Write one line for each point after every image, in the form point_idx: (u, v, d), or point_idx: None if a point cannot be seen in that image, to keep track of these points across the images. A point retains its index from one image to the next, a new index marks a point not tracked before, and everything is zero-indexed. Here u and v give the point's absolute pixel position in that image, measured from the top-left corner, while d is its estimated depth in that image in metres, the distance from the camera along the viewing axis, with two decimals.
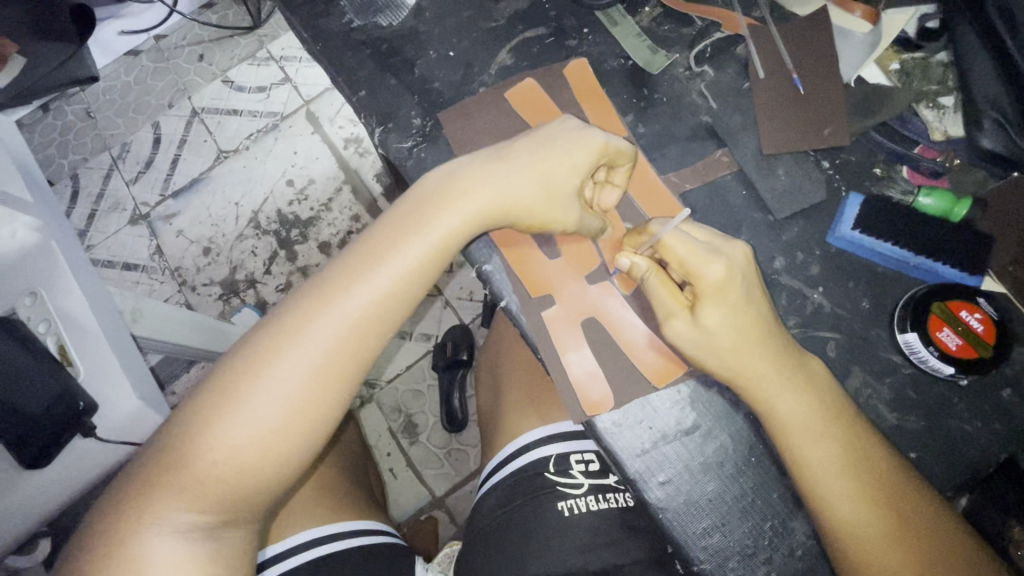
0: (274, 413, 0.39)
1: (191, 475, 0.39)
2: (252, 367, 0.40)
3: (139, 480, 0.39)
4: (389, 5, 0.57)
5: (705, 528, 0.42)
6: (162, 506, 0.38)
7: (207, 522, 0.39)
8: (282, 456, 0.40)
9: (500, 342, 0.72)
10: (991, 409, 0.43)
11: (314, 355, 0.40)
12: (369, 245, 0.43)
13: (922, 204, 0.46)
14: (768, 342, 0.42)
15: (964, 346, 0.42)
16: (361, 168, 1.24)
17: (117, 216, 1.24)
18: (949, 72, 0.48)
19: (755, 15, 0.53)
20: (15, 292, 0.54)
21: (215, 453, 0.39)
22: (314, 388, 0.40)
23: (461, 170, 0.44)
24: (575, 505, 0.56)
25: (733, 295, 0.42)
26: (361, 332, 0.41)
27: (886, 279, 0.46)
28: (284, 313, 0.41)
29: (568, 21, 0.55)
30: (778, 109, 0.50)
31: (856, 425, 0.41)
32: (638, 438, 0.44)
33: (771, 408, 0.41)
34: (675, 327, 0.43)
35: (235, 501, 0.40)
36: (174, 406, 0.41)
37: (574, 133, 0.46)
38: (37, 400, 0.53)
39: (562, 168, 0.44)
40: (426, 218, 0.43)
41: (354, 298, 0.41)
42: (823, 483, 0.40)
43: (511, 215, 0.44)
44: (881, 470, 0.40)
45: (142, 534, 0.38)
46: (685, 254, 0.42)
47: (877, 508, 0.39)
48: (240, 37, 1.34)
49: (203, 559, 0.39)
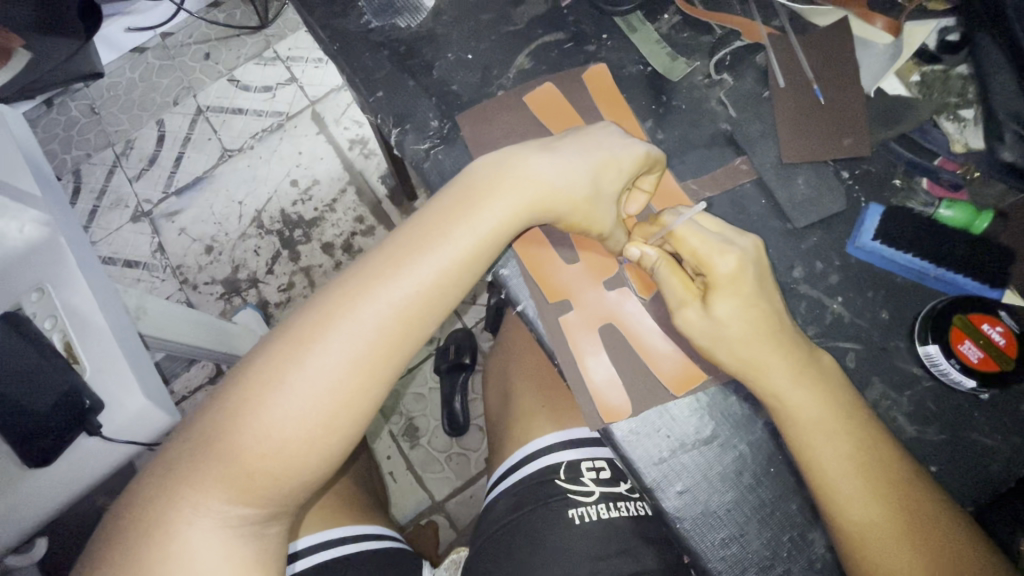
0: (318, 407, 0.38)
1: (233, 468, 0.37)
2: (295, 358, 0.38)
3: (180, 471, 0.38)
4: (407, 7, 0.57)
5: (723, 538, 0.42)
6: (206, 497, 0.38)
7: (248, 516, 0.39)
8: (321, 453, 0.39)
9: (510, 347, 0.72)
10: (1011, 423, 0.43)
11: (360, 347, 0.39)
12: (410, 238, 0.42)
13: (942, 216, 0.47)
14: (784, 342, 0.41)
15: (985, 359, 0.42)
16: (367, 169, 1.24)
17: (119, 212, 1.24)
18: (970, 84, 0.48)
19: (774, 24, 0.53)
20: (18, 289, 0.58)
21: (258, 445, 0.37)
22: (358, 381, 0.39)
23: (509, 164, 0.44)
24: (586, 513, 0.55)
25: (745, 287, 0.42)
26: (405, 325, 0.40)
27: (905, 290, 0.46)
28: (327, 301, 0.40)
29: (587, 27, 0.55)
30: (798, 118, 0.50)
31: (876, 435, 0.40)
32: (656, 447, 0.44)
33: (787, 413, 0.41)
34: (685, 315, 0.43)
35: (277, 495, 0.39)
36: (210, 396, 0.40)
37: (616, 138, 0.46)
38: (40, 402, 0.55)
39: (608, 170, 0.44)
40: (468, 214, 0.42)
41: (401, 290, 0.40)
42: (842, 496, 0.39)
43: (555, 213, 0.44)
44: (904, 484, 0.39)
45: (186, 526, 0.37)
46: (697, 245, 0.43)
47: (903, 525, 0.38)
48: (247, 36, 1.33)
49: (243, 554, 0.38)
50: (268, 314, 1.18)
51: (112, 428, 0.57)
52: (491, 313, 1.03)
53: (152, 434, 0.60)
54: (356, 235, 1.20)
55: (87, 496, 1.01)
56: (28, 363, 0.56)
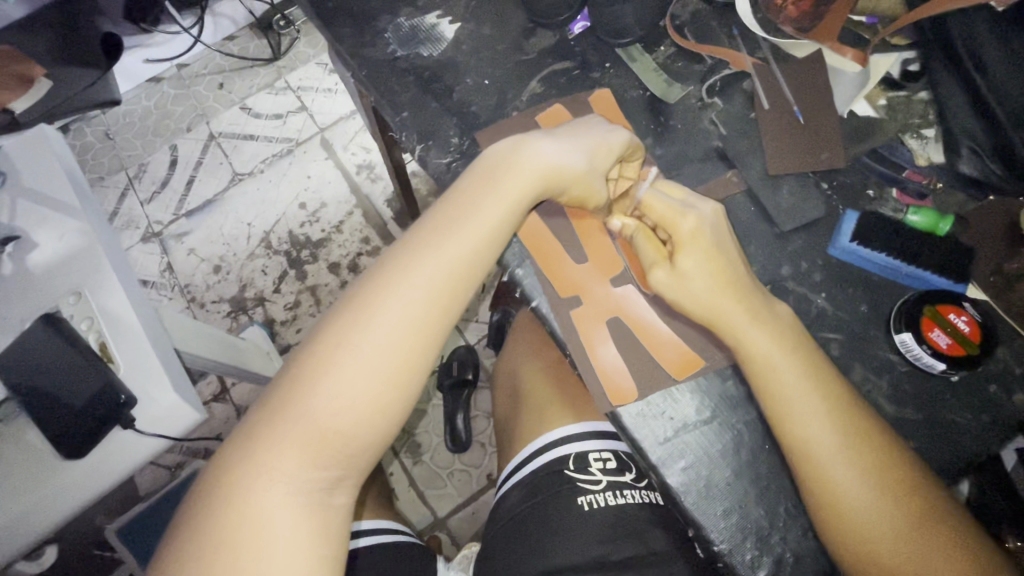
0: (382, 363, 0.43)
1: (310, 430, 0.42)
2: (357, 323, 0.43)
3: (256, 439, 0.42)
4: (430, 38, 0.64)
5: (724, 510, 0.46)
6: (282, 460, 0.41)
7: (320, 479, 0.42)
8: (389, 410, 0.43)
9: (519, 350, 0.76)
10: (980, 402, 0.47)
11: (412, 311, 0.44)
12: (445, 215, 0.48)
13: (911, 221, 0.52)
14: (741, 293, 0.47)
15: (953, 345, 0.47)
16: (373, 193, 1.30)
17: (130, 232, 1.28)
18: (930, 108, 0.55)
19: (758, 56, 0.60)
20: (60, 293, 0.62)
21: (331, 405, 0.42)
22: (415, 340, 0.44)
23: (517, 148, 0.50)
24: (595, 500, 0.59)
25: (704, 243, 0.48)
26: (451, 290, 0.46)
27: (881, 286, 0.51)
28: (376, 274, 0.45)
29: (592, 57, 0.62)
30: (782, 136, 0.56)
31: (843, 390, 0.45)
32: (661, 427, 0.48)
33: (757, 371, 0.46)
34: (656, 275, 0.49)
35: (345, 456, 0.43)
36: (280, 366, 0.44)
37: (604, 125, 0.53)
38: (81, 395, 0.58)
39: (602, 150, 0.51)
40: (494, 190, 0.48)
41: (445, 259, 0.46)
42: (816, 449, 0.43)
43: (561, 188, 0.50)
44: (872, 436, 0.44)
45: (264, 490, 0.40)
46: (663, 211, 0.50)
47: (869, 469, 0.43)
48: (261, 68, 1.41)
49: (319, 517, 0.41)
50: (275, 330, 1.22)
51: (146, 421, 0.59)
52: (496, 328, 1.07)
53: (182, 430, 0.61)
54: (361, 254, 1.25)
55: (92, 509, 1.04)
56: (65, 362, 0.59)
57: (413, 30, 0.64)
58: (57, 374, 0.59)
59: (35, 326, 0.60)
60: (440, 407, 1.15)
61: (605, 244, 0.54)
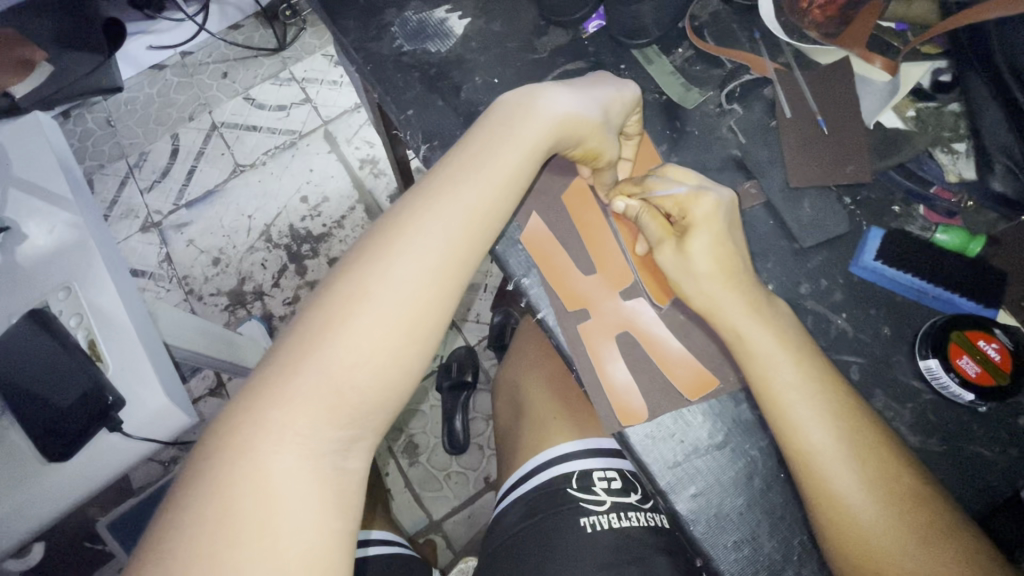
0: (401, 311, 0.40)
1: (325, 384, 0.39)
2: (375, 270, 0.41)
3: (266, 394, 0.38)
4: (438, 33, 0.61)
5: (735, 541, 0.44)
6: (294, 417, 0.38)
7: (334, 440, 0.39)
8: (407, 362, 0.41)
9: (522, 359, 0.74)
10: (1007, 435, 0.45)
11: (431, 259, 0.42)
12: (462, 161, 0.46)
13: (938, 240, 0.50)
14: (741, 280, 0.46)
15: (982, 373, 0.45)
16: (376, 189, 1.27)
17: (129, 222, 1.26)
18: (961, 121, 0.52)
19: (781, 61, 0.57)
20: (50, 288, 0.57)
21: (348, 356, 0.39)
22: (435, 289, 0.42)
23: (531, 98, 0.48)
24: (598, 522, 0.57)
25: (717, 227, 0.46)
26: (470, 238, 0.44)
27: (905, 307, 0.49)
28: (393, 221, 0.43)
29: (607, 58, 0.59)
30: (806, 146, 0.53)
31: (860, 408, 0.43)
32: (670, 451, 0.46)
33: (759, 385, 0.44)
34: (663, 253, 0.48)
35: (362, 412, 0.40)
36: (291, 317, 0.41)
37: (614, 81, 0.52)
38: (67, 396, 0.54)
39: (615, 103, 0.50)
40: (510, 136, 0.46)
41: (465, 207, 0.44)
42: (823, 464, 0.41)
43: (578, 138, 0.48)
44: (884, 447, 0.41)
45: (275, 451, 0.37)
46: (677, 194, 0.48)
47: (878, 483, 0.40)
48: (265, 58, 1.38)
49: (331, 480, 0.38)
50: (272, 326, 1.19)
51: (134, 425, 0.54)
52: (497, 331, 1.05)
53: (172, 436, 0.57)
54: None
55: (81, 506, 1.01)
56: (50, 360, 0.54)
57: (420, 25, 0.62)
58: (41, 372, 0.54)
59: (19, 323, 0.55)
60: (438, 409, 1.13)
61: (617, 254, 0.52)
